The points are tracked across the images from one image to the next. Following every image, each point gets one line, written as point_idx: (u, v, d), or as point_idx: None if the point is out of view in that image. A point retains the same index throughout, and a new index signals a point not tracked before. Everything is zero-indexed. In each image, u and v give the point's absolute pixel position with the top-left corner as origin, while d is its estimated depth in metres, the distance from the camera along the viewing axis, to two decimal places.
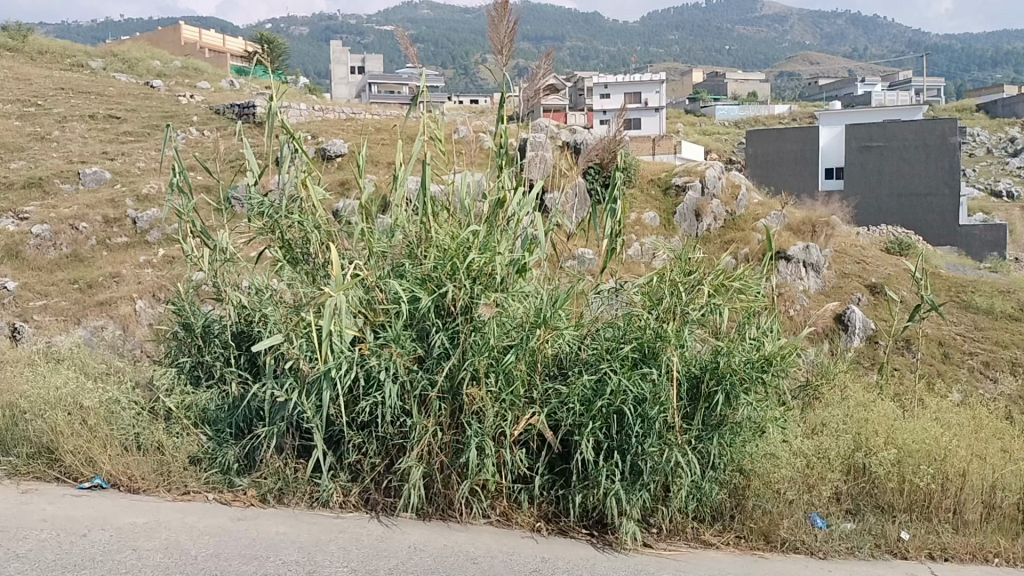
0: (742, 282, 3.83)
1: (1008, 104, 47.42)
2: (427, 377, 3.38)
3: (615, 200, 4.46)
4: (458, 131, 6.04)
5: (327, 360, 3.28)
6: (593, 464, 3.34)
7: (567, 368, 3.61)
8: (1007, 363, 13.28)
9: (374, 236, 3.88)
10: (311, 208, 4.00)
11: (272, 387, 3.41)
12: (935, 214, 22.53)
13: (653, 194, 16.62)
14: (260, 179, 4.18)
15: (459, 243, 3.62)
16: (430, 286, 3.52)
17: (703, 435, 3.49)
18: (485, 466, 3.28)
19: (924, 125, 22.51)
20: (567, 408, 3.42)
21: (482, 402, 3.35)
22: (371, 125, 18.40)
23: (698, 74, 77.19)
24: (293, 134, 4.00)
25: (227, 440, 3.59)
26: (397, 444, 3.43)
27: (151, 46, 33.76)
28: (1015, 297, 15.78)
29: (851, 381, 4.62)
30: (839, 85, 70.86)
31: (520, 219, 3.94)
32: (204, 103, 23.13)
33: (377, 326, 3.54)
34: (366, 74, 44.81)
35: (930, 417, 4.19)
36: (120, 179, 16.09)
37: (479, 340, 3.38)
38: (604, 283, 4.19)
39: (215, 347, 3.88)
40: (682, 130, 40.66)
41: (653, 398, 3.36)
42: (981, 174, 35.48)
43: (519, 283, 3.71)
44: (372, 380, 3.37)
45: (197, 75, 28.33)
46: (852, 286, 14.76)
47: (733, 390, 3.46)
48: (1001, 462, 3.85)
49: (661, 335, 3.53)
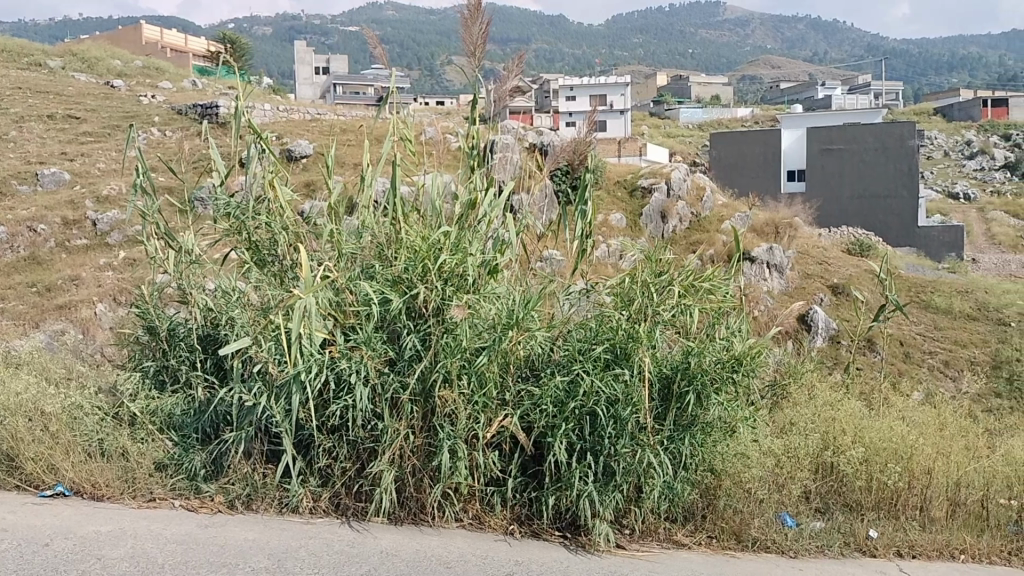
0: (711, 282, 3.85)
1: (964, 107, 48.29)
2: (398, 380, 3.35)
3: (585, 201, 4.45)
4: (426, 131, 6.01)
5: (297, 363, 3.24)
6: (565, 465, 3.33)
7: (539, 370, 3.60)
8: (966, 363, 13.52)
9: (343, 237, 3.84)
10: (279, 209, 3.95)
11: (239, 391, 3.36)
12: (894, 215, 22.74)
13: (619, 195, 16.66)
14: (225, 180, 4.11)
15: (430, 244, 3.59)
16: (401, 287, 3.49)
17: (675, 436, 3.50)
18: (458, 469, 3.26)
19: (882, 128, 22.68)
20: (540, 410, 3.41)
21: (454, 404, 3.31)
22: (336, 126, 18.28)
23: (663, 76, 77.76)
24: (261, 134, 3.94)
25: (193, 446, 3.52)
26: (368, 448, 3.39)
27: (112, 45, 33.29)
28: (973, 297, 16.05)
29: (817, 380, 4.65)
30: (800, 88, 71.80)
31: (491, 220, 3.93)
32: (166, 103, 22.82)
33: (347, 328, 3.51)
34: (331, 75, 44.53)
35: (896, 416, 4.23)
36: (80, 180, 15.84)
37: (450, 341, 3.35)
38: (574, 284, 4.18)
39: (180, 351, 3.81)
40: (647, 132, 40.92)
41: (625, 399, 3.36)
42: (939, 176, 36.14)
43: (490, 284, 3.68)
44: (342, 383, 3.33)
45: (158, 75, 27.97)
46: (815, 287, 14.94)
47: (704, 390, 3.47)
48: (967, 460, 3.90)
49: (633, 336, 3.53)
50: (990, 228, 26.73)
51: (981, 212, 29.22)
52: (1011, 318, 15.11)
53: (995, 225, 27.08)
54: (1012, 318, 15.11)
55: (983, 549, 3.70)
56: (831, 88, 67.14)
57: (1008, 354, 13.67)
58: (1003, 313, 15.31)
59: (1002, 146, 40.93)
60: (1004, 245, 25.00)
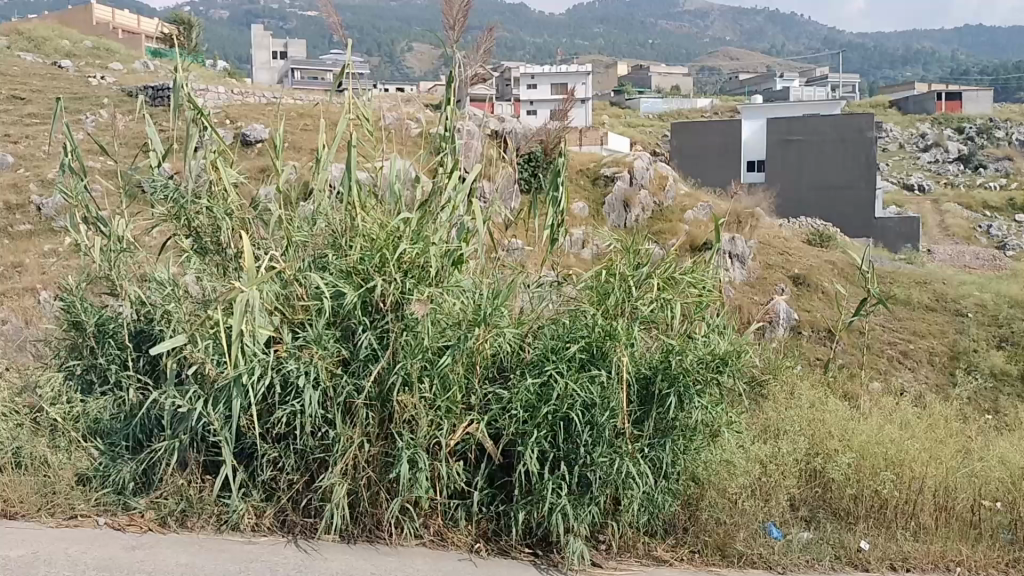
0: (692, 275, 3.56)
1: (918, 100, 48.86)
2: (353, 382, 3.02)
3: (558, 188, 4.11)
4: (387, 117, 5.65)
5: (238, 365, 2.91)
6: (536, 477, 3.03)
7: (508, 371, 3.29)
8: (925, 353, 13.43)
9: (294, 225, 3.48)
10: (222, 193, 3.57)
11: (173, 395, 3.00)
12: (852, 206, 22.43)
13: (581, 184, 16.35)
14: (164, 161, 3.69)
15: (389, 232, 3.24)
16: (356, 280, 3.14)
17: (655, 443, 3.24)
18: (419, 482, 2.94)
19: (842, 119, 22.35)
20: (509, 415, 3.10)
21: (414, 410, 2.99)
22: (294, 109, 17.75)
23: (624, 67, 77.61)
24: (202, 109, 3.52)
25: (122, 456, 3.15)
26: (318, 459, 3.05)
27: (61, 25, 32.14)
28: (932, 287, 16.05)
29: (800, 380, 4.45)
30: (759, 80, 71.97)
31: (456, 206, 3.58)
32: (116, 85, 21.99)
33: (296, 325, 3.17)
34: (289, 59, 43.55)
35: (885, 418, 4.04)
36: (24, 162, 15.13)
37: (411, 340, 3.02)
38: (544, 275, 3.87)
39: (110, 348, 3.41)
40: (608, 121, 40.68)
41: (602, 403, 3.08)
42: (895, 168, 36.39)
43: (455, 277, 3.32)
44: (290, 387, 3.00)
45: (108, 56, 27.05)
46: (776, 277, 14.81)
47: (686, 392, 3.20)
48: (956, 463, 3.69)
49: (611, 334, 3.24)
50: (943, 220, 26.94)
51: (935, 203, 29.45)
52: (968, 309, 15.13)
53: (949, 216, 27.26)
54: (969, 309, 15.15)
55: (980, 561, 3.41)
56: (788, 79, 67.40)
57: (966, 345, 13.69)
58: (960, 304, 15.31)
59: (955, 138, 41.36)
60: (958, 237, 25.19)
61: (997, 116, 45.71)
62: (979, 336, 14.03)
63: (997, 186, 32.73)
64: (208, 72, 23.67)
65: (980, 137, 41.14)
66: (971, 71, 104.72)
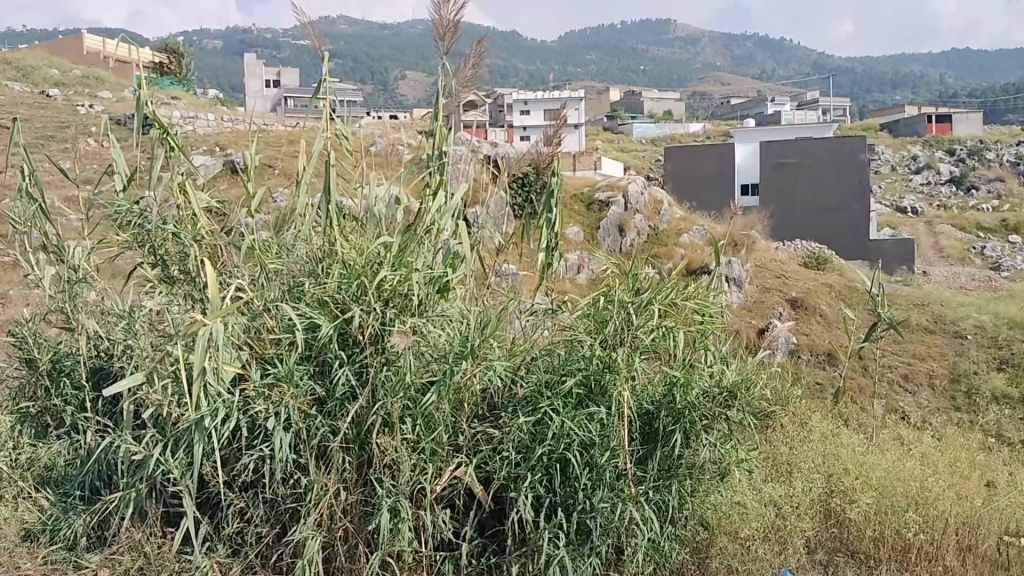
0: (698, 301, 3.27)
1: (909, 123, 48.91)
2: (328, 423, 2.75)
3: (552, 209, 3.82)
4: (376, 141, 5.40)
5: (200, 407, 2.61)
6: (531, 525, 2.77)
7: (499, 408, 3.04)
8: (925, 376, 13.16)
9: (270, 251, 3.21)
10: (190, 218, 3.30)
11: (129, 441, 2.72)
12: (847, 230, 21.40)
13: (576, 209, 16.14)
14: (130, 185, 3.42)
15: (368, 259, 2.97)
16: (332, 311, 2.87)
17: (659, 486, 3.00)
18: (401, 534, 2.65)
19: (836, 141, 21.27)
20: (501, 457, 2.84)
21: (396, 453, 2.72)
22: (284, 136, 17.56)
23: (615, 92, 77.94)
24: (168, 128, 3.23)
25: (76, 507, 2.88)
26: (290, 509, 2.77)
27: (51, 54, 32.00)
28: (930, 309, 15.81)
29: (812, 414, 4.26)
30: (750, 104, 72.23)
31: (441, 229, 3.28)
32: (104, 113, 21.79)
33: (265, 361, 2.90)
34: (281, 88, 43.44)
35: (905, 452, 3.83)
36: (9, 192, 14.93)
37: (391, 376, 2.73)
38: (537, 301, 3.59)
39: (65, 388, 3.14)
40: (601, 146, 40.60)
41: (602, 442, 2.85)
42: (888, 190, 36.33)
43: (440, 306, 3.04)
44: (258, 430, 2.73)
45: (97, 84, 26.89)
46: (773, 300, 14.54)
47: (691, 429, 2.97)
48: (980, 501, 3.46)
49: (610, 366, 2.97)
50: (938, 241, 26.77)
51: (929, 224, 29.30)
52: (966, 330, 14.88)
53: (943, 238, 27.11)
54: (968, 330, 14.88)
55: None
56: (779, 104, 67.65)
57: (966, 367, 13.43)
58: (959, 326, 15.06)
59: (946, 160, 41.38)
60: (952, 259, 25.04)
61: (989, 137, 45.62)
62: (978, 358, 13.78)
63: (990, 207, 32.56)
64: (197, 100, 23.46)
65: (972, 159, 41.13)
66: (960, 94, 105.04)
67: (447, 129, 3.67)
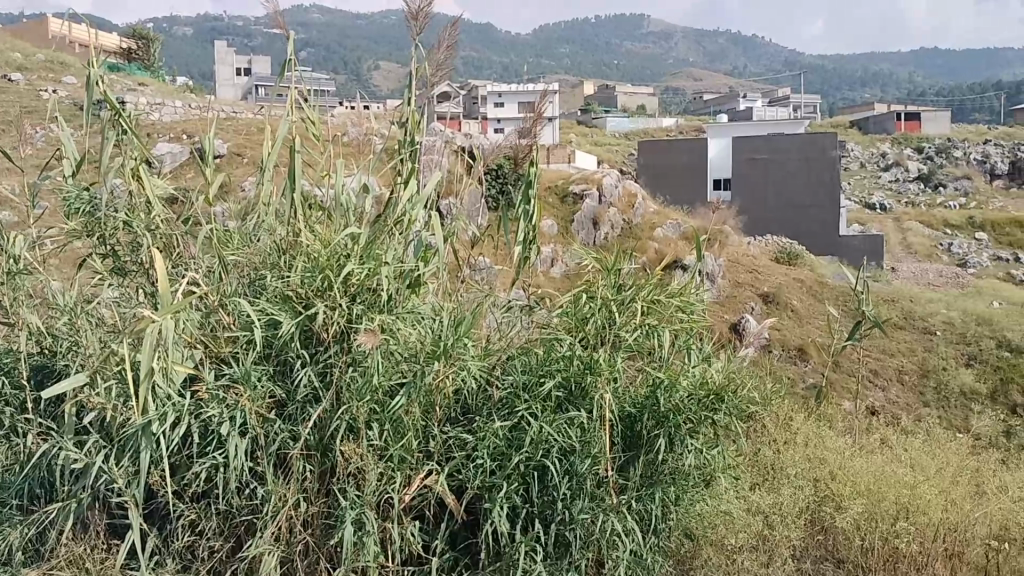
0: (682, 299, 3.08)
1: (878, 121, 49.12)
2: (288, 429, 2.56)
3: (530, 201, 3.64)
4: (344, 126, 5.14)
5: (148, 410, 2.40)
6: (506, 538, 2.59)
7: (474, 412, 2.85)
8: (895, 372, 13.17)
9: (227, 243, 2.98)
10: (145, 207, 3.07)
11: (70, 448, 2.51)
12: (817, 226, 21.35)
13: (550, 202, 15.96)
14: (81, 171, 3.19)
15: (333, 251, 2.77)
16: (294, 308, 2.67)
17: (642, 494, 2.83)
18: (367, 548, 2.46)
19: (807, 138, 21.20)
20: (474, 465, 2.66)
21: (362, 461, 2.52)
22: (250, 126, 17.16)
23: (589, 85, 77.69)
24: (120, 108, 2.97)
25: (12, 519, 2.66)
26: (246, 521, 2.59)
27: (14, 38, 31.15)
28: (899, 305, 15.83)
29: (797, 416, 4.11)
30: (722, 100, 72.31)
31: (414, 220, 3.07)
32: (67, 99, 21.22)
33: (220, 360, 2.70)
34: (251, 77, 42.76)
35: (894, 457, 3.70)
36: None
37: (358, 378, 2.53)
38: (512, 296, 3.39)
39: (3, 388, 2.91)
40: (574, 139, 40.38)
41: (583, 449, 2.68)
42: (857, 186, 36.49)
43: (412, 303, 2.83)
44: (212, 436, 2.53)
45: (61, 69, 26.24)
46: (745, 295, 14.49)
47: (677, 434, 2.81)
48: (970, 506, 3.33)
49: (591, 367, 2.79)
50: (906, 238, 26.89)
51: (897, 221, 29.45)
52: (935, 326, 14.89)
53: (911, 235, 27.23)
54: (936, 327, 14.89)
55: None
56: (750, 101, 67.90)
57: (935, 363, 13.43)
58: (928, 322, 15.08)
59: (914, 158, 41.64)
60: (919, 256, 25.17)
61: (956, 135, 45.99)
62: (947, 354, 13.79)
63: (956, 205, 32.80)
64: (164, 87, 22.93)
65: (939, 157, 41.40)
66: (928, 93, 106.00)
67: (420, 114, 3.45)
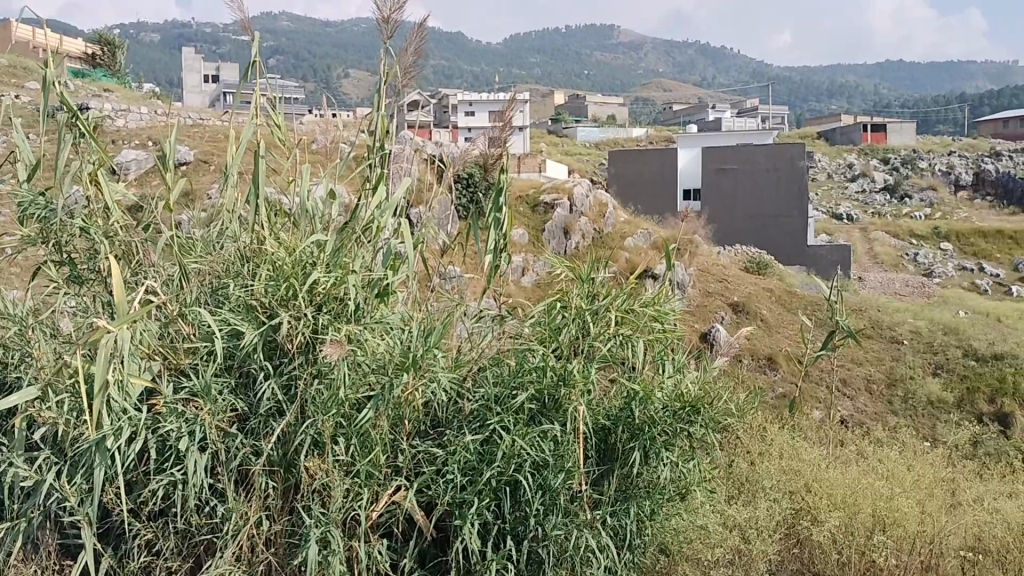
0: (657, 308, 3.02)
1: (845, 132, 49.64)
2: (250, 444, 2.47)
3: (501, 209, 3.56)
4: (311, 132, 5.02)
5: (102, 425, 2.29)
6: (477, 555, 2.51)
7: (443, 425, 2.77)
8: (862, 382, 13.24)
9: (188, 250, 2.88)
10: (102, 213, 2.94)
11: (18, 465, 2.39)
12: (786, 236, 21.52)
13: (521, 211, 15.87)
14: (36, 174, 3.05)
15: (298, 259, 2.68)
16: (257, 318, 2.57)
17: (616, 507, 2.77)
18: (333, 566, 2.37)
19: (775, 148, 21.34)
20: (443, 481, 2.58)
21: (327, 476, 2.43)
22: (216, 134, 16.92)
23: (560, 95, 77.84)
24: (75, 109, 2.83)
25: None
26: (206, 540, 2.50)
27: None
28: (867, 314, 15.94)
29: (773, 428, 4.05)
30: (692, 111, 72.74)
31: (382, 228, 2.98)
32: (29, 104, 20.81)
33: (179, 372, 2.59)
34: (220, 84, 42.26)
35: (868, 468, 3.65)
36: None
37: (324, 391, 2.44)
38: (482, 305, 3.31)
39: None
40: (544, 148, 40.38)
41: (556, 463, 2.61)
42: (824, 197, 36.80)
43: (380, 313, 2.75)
44: (170, 451, 2.43)
45: (24, 75, 25.76)
46: (715, 305, 14.52)
47: (651, 446, 2.75)
48: (945, 516, 3.30)
49: (564, 378, 2.71)
50: (873, 248, 27.12)
51: (865, 231, 29.70)
52: (903, 336, 14.99)
53: (878, 245, 27.46)
54: (904, 336, 15.00)
55: None
56: (720, 111, 68.36)
57: (903, 372, 13.52)
58: (895, 331, 15.18)
59: (880, 168, 42.09)
60: (886, 266, 25.40)
61: (921, 146, 46.53)
62: (914, 363, 13.89)
63: (922, 215, 33.17)
64: (129, 94, 22.55)
65: (905, 168, 41.88)
66: (893, 105, 107.42)
67: (388, 119, 3.36)
